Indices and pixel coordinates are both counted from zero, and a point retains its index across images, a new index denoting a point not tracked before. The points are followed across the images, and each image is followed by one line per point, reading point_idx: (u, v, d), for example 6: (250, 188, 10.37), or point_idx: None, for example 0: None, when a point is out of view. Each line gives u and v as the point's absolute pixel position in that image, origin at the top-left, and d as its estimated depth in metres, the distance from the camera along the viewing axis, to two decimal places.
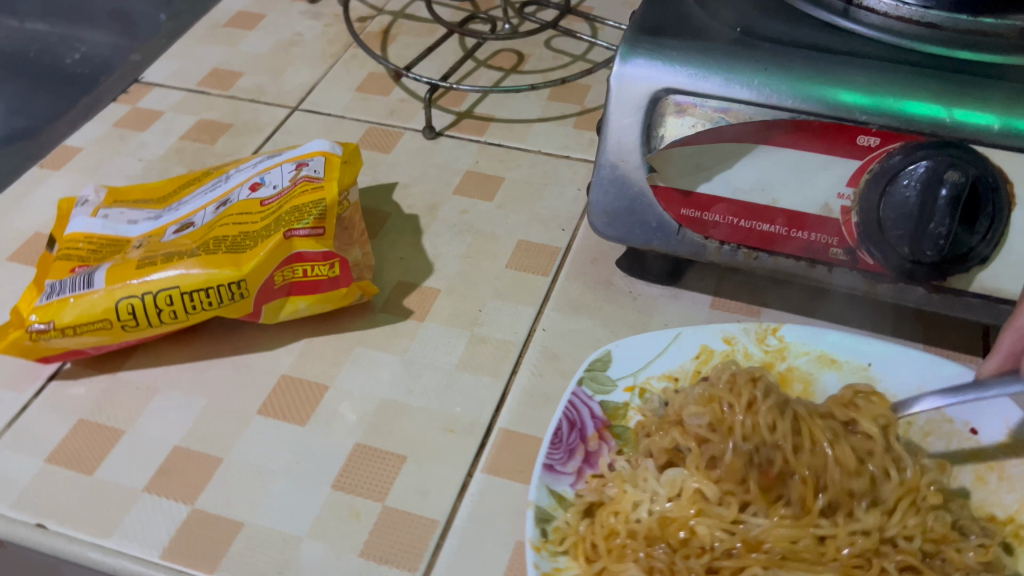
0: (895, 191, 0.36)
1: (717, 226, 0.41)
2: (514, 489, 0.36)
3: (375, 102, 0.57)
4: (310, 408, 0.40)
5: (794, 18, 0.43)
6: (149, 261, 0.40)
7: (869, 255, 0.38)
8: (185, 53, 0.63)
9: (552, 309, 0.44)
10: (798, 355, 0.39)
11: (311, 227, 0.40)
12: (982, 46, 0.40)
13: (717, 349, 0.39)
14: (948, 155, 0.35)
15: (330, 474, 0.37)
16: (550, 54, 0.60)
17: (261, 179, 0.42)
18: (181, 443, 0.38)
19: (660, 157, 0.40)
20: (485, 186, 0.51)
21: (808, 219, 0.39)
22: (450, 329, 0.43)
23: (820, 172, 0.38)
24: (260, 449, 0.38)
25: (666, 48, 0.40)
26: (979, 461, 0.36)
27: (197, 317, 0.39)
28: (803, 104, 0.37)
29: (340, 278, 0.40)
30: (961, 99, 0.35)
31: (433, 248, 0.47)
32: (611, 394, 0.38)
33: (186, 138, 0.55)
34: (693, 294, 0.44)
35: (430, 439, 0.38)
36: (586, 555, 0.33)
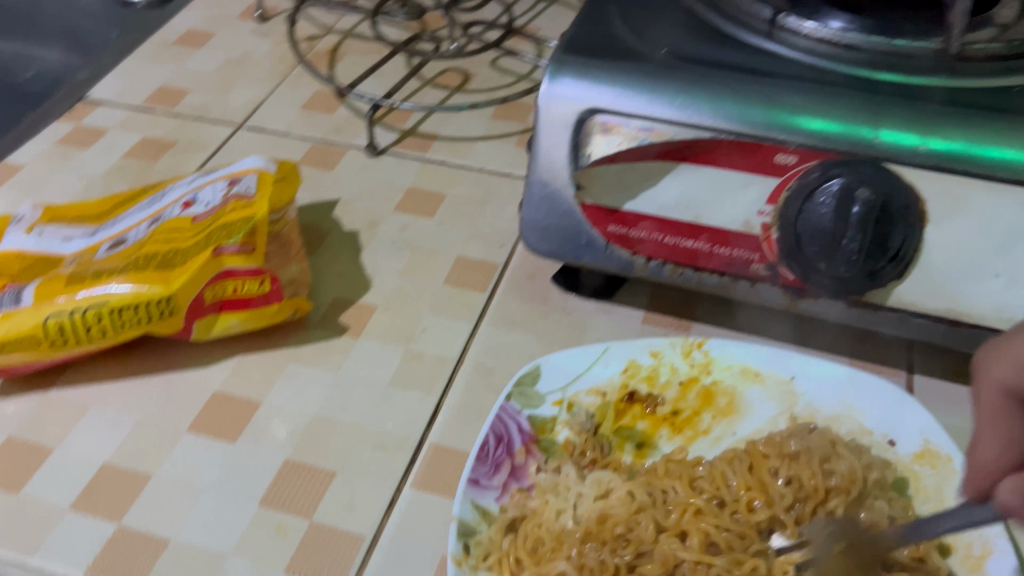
0: (811, 209, 0.37)
1: (644, 242, 0.41)
2: (442, 503, 0.37)
3: (320, 120, 0.58)
4: (240, 425, 0.40)
5: (722, 39, 0.44)
6: (79, 278, 0.40)
7: (790, 272, 0.39)
8: (132, 70, 0.63)
9: (488, 325, 0.44)
10: (722, 369, 0.40)
11: (241, 245, 0.40)
12: (900, 69, 0.41)
13: (644, 363, 0.40)
14: (860, 172, 0.36)
15: (259, 490, 0.37)
16: (495, 73, 0.61)
17: (193, 196, 0.42)
18: (110, 461, 0.38)
19: (587, 175, 0.41)
20: (426, 203, 0.51)
21: (730, 235, 0.39)
22: (384, 344, 0.43)
23: (741, 189, 0.38)
24: (189, 465, 0.38)
25: (592, 68, 0.40)
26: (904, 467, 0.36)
27: (127, 334, 0.39)
28: (723, 122, 0.38)
29: (272, 294, 0.41)
30: (876, 119, 0.36)
31: (371, 264, 0.48)
32: (539, 408, 0.38)
33: (130, 155, 0.55)
34: (626, 309, 0.45)
35: (360, 455, 0.39)
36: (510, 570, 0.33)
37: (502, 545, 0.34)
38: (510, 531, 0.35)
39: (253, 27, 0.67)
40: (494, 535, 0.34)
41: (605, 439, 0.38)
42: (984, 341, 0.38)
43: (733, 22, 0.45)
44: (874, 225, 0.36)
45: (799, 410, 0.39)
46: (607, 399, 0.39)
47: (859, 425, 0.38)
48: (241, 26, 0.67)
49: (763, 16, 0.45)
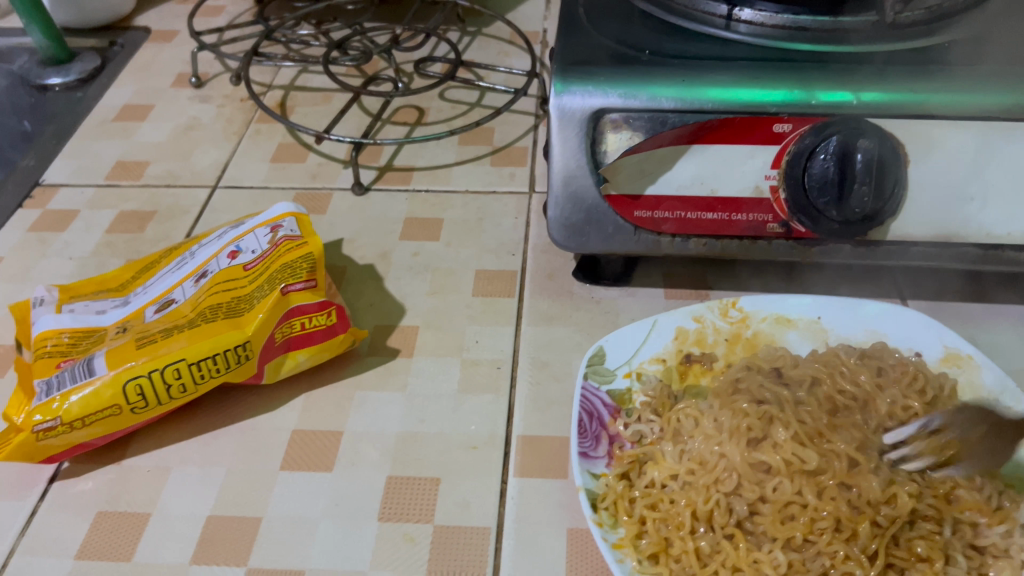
0: (815, 166, 0.42)
1: (667, 222, 0.45)
2: (548, 484, 0.39)
3: (294, 169, 0.59)
4: (330, 454, 0.41)
5: (686, 37, 0.50)
6: (147, 339, 0.40)
7: (801, 224, 0.44)
8: (80, 151, 0.62)
9: (528, 324, 0.47)
10: (759, 321, 0.44)
11: (306, 281, 0.41)
12: (845, 40, 0.48)
13: (691, 328, 0.44)
14: (851, 127, 0.42)
15: (372, 508, 0.38)
16: (447, 105, 0.65)
17: (237, 246, 0.44)
18: (213, 513, 0.39)
19: (611, 169, 0.45)
20: (428, 228, 0.54)
21: (744, 202, 0.44)
22: (439, 358, 0.45)
23: (747, 160, 0.43)
24: (296, 501, 0.39)
25: (594, 75, 0.45)
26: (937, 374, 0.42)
27: (205, 387, 0.40)
28: (721, 105, 0.43)
29: (337, 325, 0.42)
30: (848, 83, 0.42)
31: (398, 290, 0.50)
32: (614, 382, 0.41)
33: (113, 231, 0.55)
34: (646, 290, 0.49)
35: (455, 459, 0.40)
36: (625, 510, 0.36)
37: (615, 485, 0.37)
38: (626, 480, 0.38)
39: (191, 93, 0.67)
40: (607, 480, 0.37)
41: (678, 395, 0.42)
42: (969, 257, 0.45)
43: (690, 20, 0.50)
44: (876, 168, 0.41)
45: (833, 342, 0.44)
46: (668, 364, 0.43)
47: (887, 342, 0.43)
48: (178, 94, 0.68)
49: (719, 12, 0.50)
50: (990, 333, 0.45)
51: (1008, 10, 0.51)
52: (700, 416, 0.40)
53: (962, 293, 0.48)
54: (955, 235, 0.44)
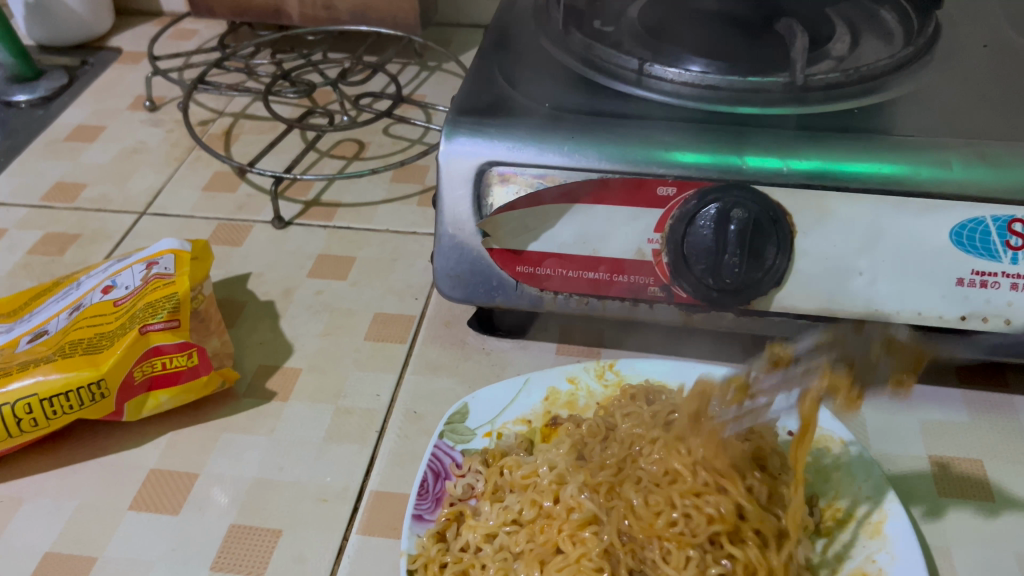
0: (693, 232, 0.41)
1: (551, 278, 0.44)
2: (388, 544, 0.38)
3: (223, 200, 0.59)
4: (181, 496, 0.41)
5: (595, 90, 0.49)
6: (4, 372, 0.40)
7: (682, 289, 0.43)
8: (25, 169, 0.63)
9: (412, 373, 0.47)
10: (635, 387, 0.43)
11: (166, 321, 0.41)
12: (753, 101, 0.47)
13: (563, 389, 0.43)
14: (733, 195, 0.41)
15: (208, 556, 0.38)
16: (388, 140, 0.65)
17: (112, 282, 0.44)
18: (52, 549, 0.39)
19: (491, 223, 0.44)
20: (338, 266, 0.54)
21: (626, 263, 0.43)
22: (314, 404, 0.45)
23: (630, 222, 0.42)
24: (135, 543, 0.39)
25: (485, 126, 0.44)
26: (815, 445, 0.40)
27: (58, 422, 0.40)
28: (608, 163, 0.42)
29: (200, 367, 0.42)
30: (745, 149, 0.42)
31: (292, 329, 0.49)
32: (471, 442, 0.40)
33: (34, 253, 0.55)
34: (539, 344, 0.48)
35: (302, 511, 0.40)
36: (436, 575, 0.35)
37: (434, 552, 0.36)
38: (441, 541, 0.37)
39: (145, 116, 0.68)
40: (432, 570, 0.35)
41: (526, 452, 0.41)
42: (862, 333, 0.43)
43: (602, 73, 0.50)
44: (749, 240, 0.40)
45: None
46: (533, 425, 0.42)
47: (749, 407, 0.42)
48: (132, 116, 0.69)
49: (631, 66, 0.49)
50: (880, 414, 0.43)
51: (935, 77, 0.49)
52: (536, 473, 0.39)
53: None
54: (845, 309, 0.42)
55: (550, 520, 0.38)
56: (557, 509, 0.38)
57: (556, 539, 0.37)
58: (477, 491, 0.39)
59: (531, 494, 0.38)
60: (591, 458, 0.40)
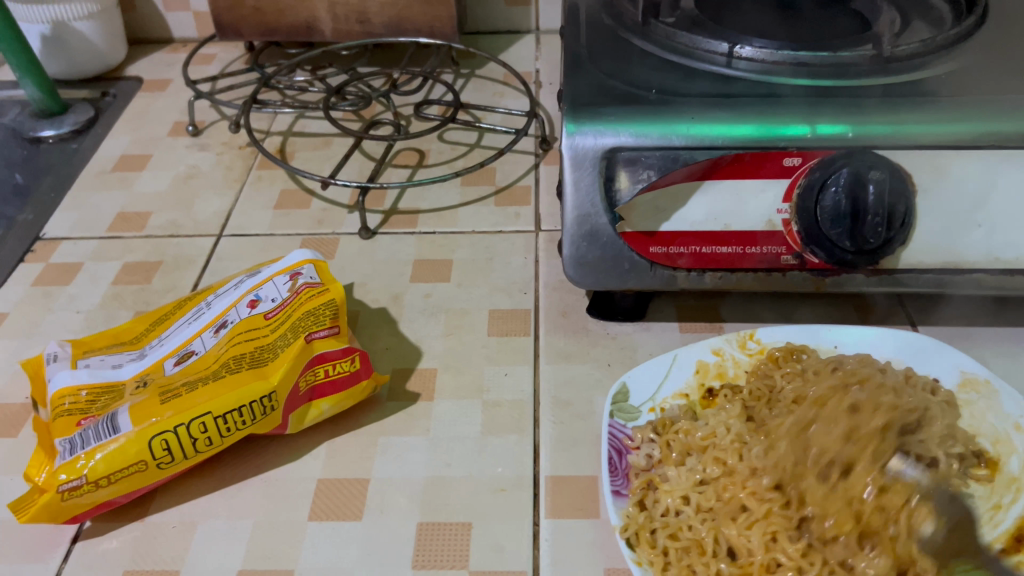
0: (826, 199, 0.43)
1: (683, 257, 0.46)
2: (581, 525, 0.39)
3: (299, 216, 0.59)
4: (358, 502, 0.40)
5: (691, 73, 0.50)
6: (170, 393, 0.39)
7: (815, 255, 0.44)
8: (80, 203, 0.62)
9: (547, 363, 0.47)
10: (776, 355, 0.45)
11: (329, 328, 0.41)
12: (846, 73, 0.49)
13: (711, 361, 0.44)
14: (859, 160, 0.43)
15: (406, 556, 0.38)
16: (447, 146, 0.65)
17: (256, 295, 0.43)
18: (244, 567, 0.38)
19: (627, 208, 0.45)
20: (438, 270, 0.54)
21: (758, 235, 0.45)
22: (460, 401, 0.45)
23: (760, 194, 0.44)
24: (327, 551, 0.38)
25: (604, 116, 0.45)
26: (963, 385, 0.42)
27: (230, 439, 0.39)
28: (732, 140, 0.44)
29: (361, 371, 0.41)
30: (858, 117, 0.44)
31: (413, 332, 0.49)
32: (639, 419, 0.41)
33: (120, 283, 0.54)
34: (660, 324, 0.49)
35: (485, 502, 0.40)
36: (649, 541, 0.36)
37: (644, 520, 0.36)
38: (642, 509, 0.37)
39: (188, 141, 0.67)
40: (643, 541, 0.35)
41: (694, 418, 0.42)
42: (976, 283, 0.46)
43: (692, 58, 0.52)
44: (887, 200, 0.42)
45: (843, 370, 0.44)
46: (691, 398, 0.43)
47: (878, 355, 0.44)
48: (175, 143, 0.67)
49: (720, 50, 0.52)
50: (1003, 356, 0.46)
51: (995, 45, 0.52)
52: (716, 434, 0.40)
53: (971, 318, 0.48)
54: (965, 259, 0.45)
55: (734, 479, 0.38)
56: (739, 467, 0.38)
57: (742, 495, 0.38)
58: (657, 458, 0.39)
59: (711, 454, 0.39)
60: (761, 419, 0.41)
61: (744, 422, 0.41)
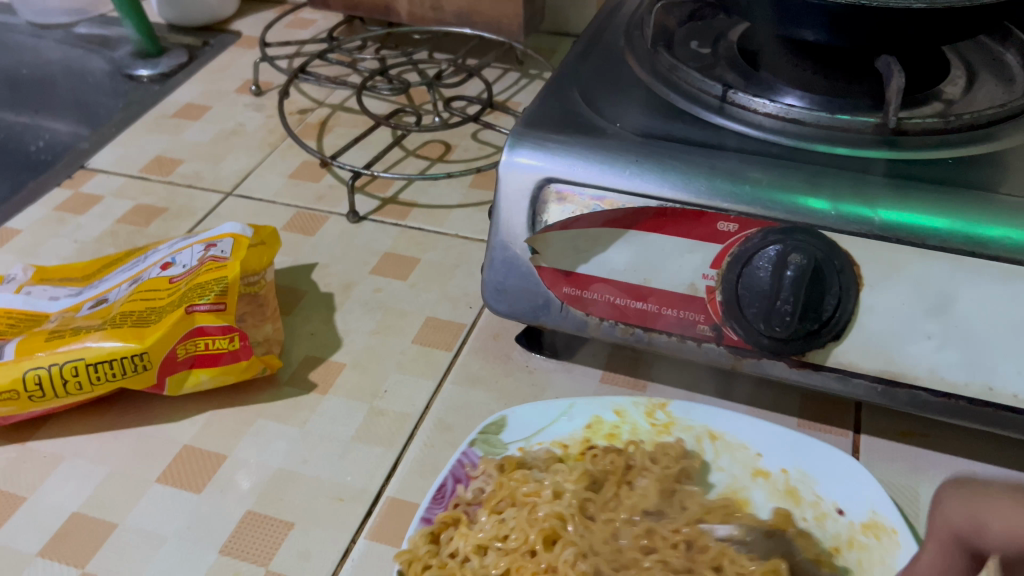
0: (751, 273, 0.39)
1: (597, 304, 0.43)
2: (395, 555, 0.38)
3: (305, 188, 0.61)
4: (206, 476, 0.41)
5: (670, 113, 0.47)
6: (58, 334, 0.42)
7: (733, 332, 0.40)
8: (131, 141, 0.66)
9: (450, 383, 0.46)
10: (683, 430, 0.41)
11: (212, 303, 0.42)
12: (840, 141, 0.43)
13: (607, 419, 0.41)
14: (795, 239, 0.38)
15: (219, 539, 0.39)
16: (475, 145, 0.65)
17: (172, 259, 0.46)
18: (79, 510, 0.40)
19: (540, 240, 0.43)
20: (401, 267, 0.54)
21: (676, 298, 0.41)
22: (350, 401, 0.45)
23: (685, 254, 0.40)
24: (154, 515, 0.40)
25: (549, 141, 0.43)
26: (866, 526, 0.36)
27: (102, 388, 0.41)
28: (668, 190, 0.40)
29: (241, 351, 0.42)
30: (812, 188, 0.39)
31: (343, 323, 0.50)
32: (500, 456, 0.40)
33: (122, 222, 0.58)
34: (585, 368, 0.47)
35: (317, 507, 0.40)
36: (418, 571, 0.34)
37: (420, 549, 0.35)
38: (434, 542, 0.36)
39: (249, 99, 0.71)
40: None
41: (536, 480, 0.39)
42: (924, 403, 0.39)
43: (685, 98, 0.47)
44: (807, 287, 0.37)
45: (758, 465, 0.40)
46: (569, 451, 0.41)
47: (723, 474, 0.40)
48: (237, 99, 0.71)
49: (714, 91, 0.47)
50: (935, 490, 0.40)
51: None
52: (541, 496, 0.38)
53: (927, 438, 0.42)
54: (907, 374, 0.39)
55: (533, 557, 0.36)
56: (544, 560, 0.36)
57: None
58: (485, 498, 0.38)
59: (529, 515, 0.37)
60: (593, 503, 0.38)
61: (578, 497, 0.38)
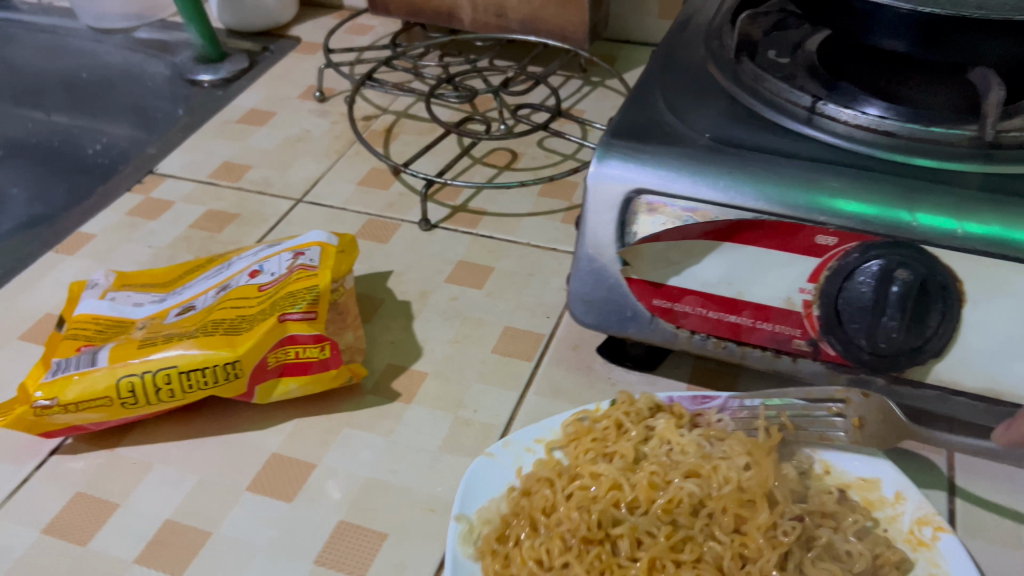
0: (851, 288, 0.38)
1: (688, 316, 0.43)
2: None
3: (374, 196, 0.61)
4: (296, 485, 0.41)
5: (759, 125, 0.46)
6: (150, 342, 0.42)
7: (831, 347, 0.40)
8: (198, 146, 0.67)
9: (534, 394, 0.46)
10: (928, 556, 0.37)
11: (304, 312, 0.42)
12: (935, 153, 0.42)
13: (884, 494, 0.40)
14: (899, 254, 0.37)
15: (313, 549, 0.39)
16: (541, 153, 0.65)
17: (260, 266, 0.46)
18: (172, 517, 0.40)
19: (631, 252, 0.42)
20: (476, 275, 0.54)
21: (772, 311, 0.40)
22: (434, 411, 0.45)
23: (783, 268, 0.39)
24: (246, 524, 0.40)
25: (640, 151, 0.42)
26: None
27: (194, 396, 0.41)
28: (764, 203, 0.40)
29: (330, 359, 0.42)
30: (915, 202, 0.38)
31: (422, 332, 0.50)
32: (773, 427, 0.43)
33: (195, 227, 0.58)
34: (668, 381, 0.47)
35: (409, 517, 0.40)
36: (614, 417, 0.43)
37: (635, 405, 0.43)
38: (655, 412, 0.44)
39: (313, 106, 0.71)
40: (577, 422, 0.43)
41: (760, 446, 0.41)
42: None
43: (772, 109, 0.47)
44: (913, 303, 0.37)
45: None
46: (824, 479, 0.42)
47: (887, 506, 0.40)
48: (301, 105, 0.71)
49: (803, 102, 0.46)
50: None
51: None
52: (746, 454, 0.40)
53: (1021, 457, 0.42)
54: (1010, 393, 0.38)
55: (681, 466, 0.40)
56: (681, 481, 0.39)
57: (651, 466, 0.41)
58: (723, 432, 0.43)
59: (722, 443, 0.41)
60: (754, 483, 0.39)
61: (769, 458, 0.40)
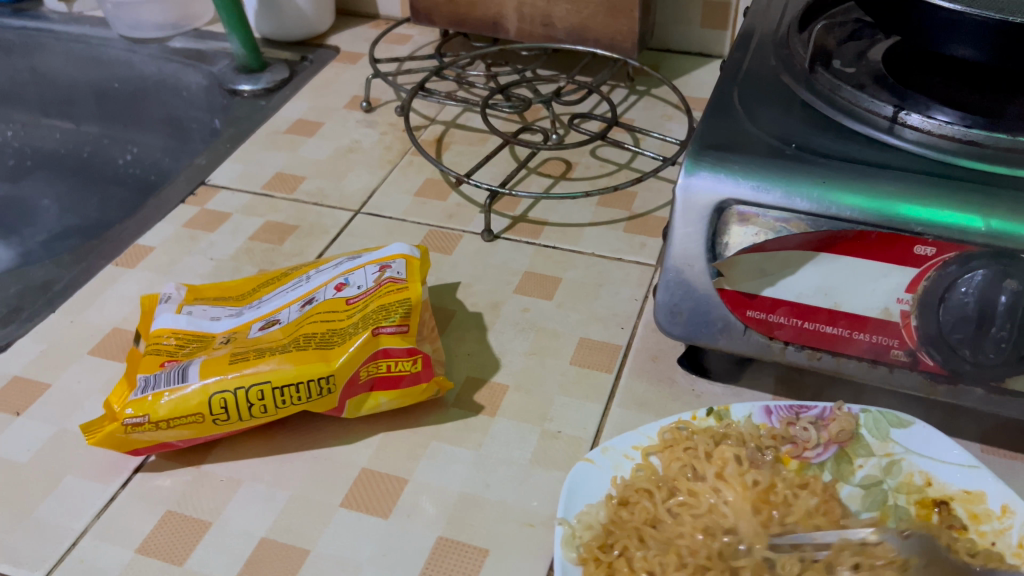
0: (953, 299, 0.37)
1: (782, 327, 0.42)
2: None
3: (432, 206, 0.60)
4: (390, 501, 0.41)
5: (839, 134, 0.45)
6: (240, 356, 0.42)
7: (929, 356, 0.39)
8: (248, 157, 0.66)
9: (618, 406, 0.46)
10: None
11: (397, 325, 0.42)
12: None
13: (992, 506, 0.38)
14: (1003, 264, 0.36)
15: (415, 566, 0.38)
16: (595, 162, 0.64)
17: (345, 279, 0.46)
18: (267, 535, 0.39)
19: (727, 263, 0.42)
20: (544, 286, 0.54)
21: (869, 321, 0.40)
22: (519, 424, 0.45)
23: (880, 278, 0.39)
24: (344, 541, 0.39)
25: (730, 160, 0.41)
26: None
27: (286, 411, 0.41)
28: (860, 215, 0.39)
29: (422, 373, 0.42)
30: (1016, 214, 0.37)
31: (498, 344, 0.50)
32: (873, 440, 0.40)
33: (255, 240, 0.57)
34: (752, 393, 0.46)
35: (508, 532, 0.39)
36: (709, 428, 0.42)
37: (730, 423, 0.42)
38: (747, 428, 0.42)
39: (360, 116, 0.70)
40: (675, 428, 0.41)
41: (851, 463, 0.40)
42: None
43: (851, 117, 0.45)
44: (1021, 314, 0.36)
45: None
46: (926, 488, 0.39)
47: (995, 523, 0.37)
48: (348, 115, 0.71)
49: (884, 112, 0.45)
50: None
51: None
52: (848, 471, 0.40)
53: None
54: None
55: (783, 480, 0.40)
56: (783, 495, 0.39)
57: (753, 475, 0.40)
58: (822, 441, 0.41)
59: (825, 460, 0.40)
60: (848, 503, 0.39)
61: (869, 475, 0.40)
